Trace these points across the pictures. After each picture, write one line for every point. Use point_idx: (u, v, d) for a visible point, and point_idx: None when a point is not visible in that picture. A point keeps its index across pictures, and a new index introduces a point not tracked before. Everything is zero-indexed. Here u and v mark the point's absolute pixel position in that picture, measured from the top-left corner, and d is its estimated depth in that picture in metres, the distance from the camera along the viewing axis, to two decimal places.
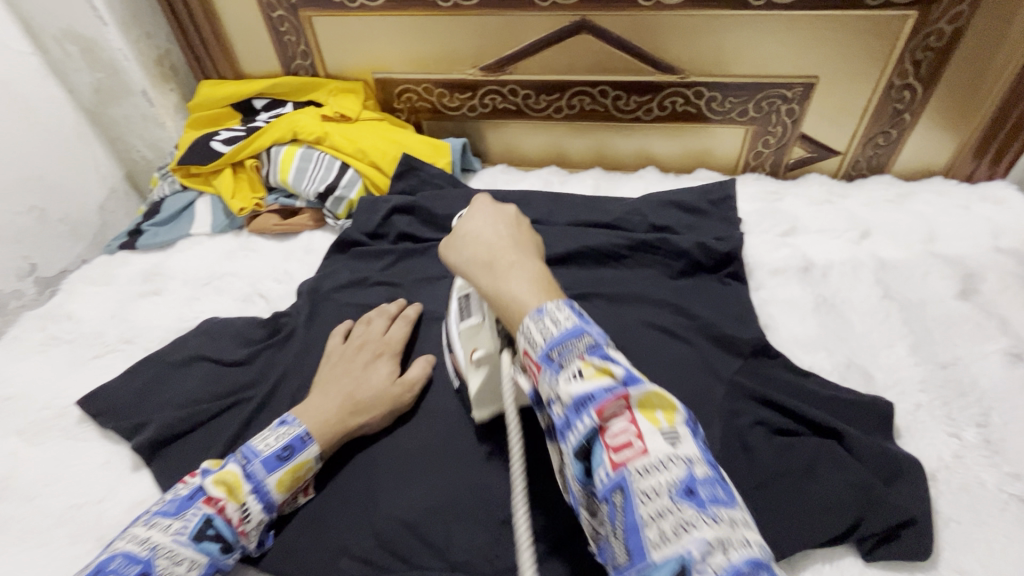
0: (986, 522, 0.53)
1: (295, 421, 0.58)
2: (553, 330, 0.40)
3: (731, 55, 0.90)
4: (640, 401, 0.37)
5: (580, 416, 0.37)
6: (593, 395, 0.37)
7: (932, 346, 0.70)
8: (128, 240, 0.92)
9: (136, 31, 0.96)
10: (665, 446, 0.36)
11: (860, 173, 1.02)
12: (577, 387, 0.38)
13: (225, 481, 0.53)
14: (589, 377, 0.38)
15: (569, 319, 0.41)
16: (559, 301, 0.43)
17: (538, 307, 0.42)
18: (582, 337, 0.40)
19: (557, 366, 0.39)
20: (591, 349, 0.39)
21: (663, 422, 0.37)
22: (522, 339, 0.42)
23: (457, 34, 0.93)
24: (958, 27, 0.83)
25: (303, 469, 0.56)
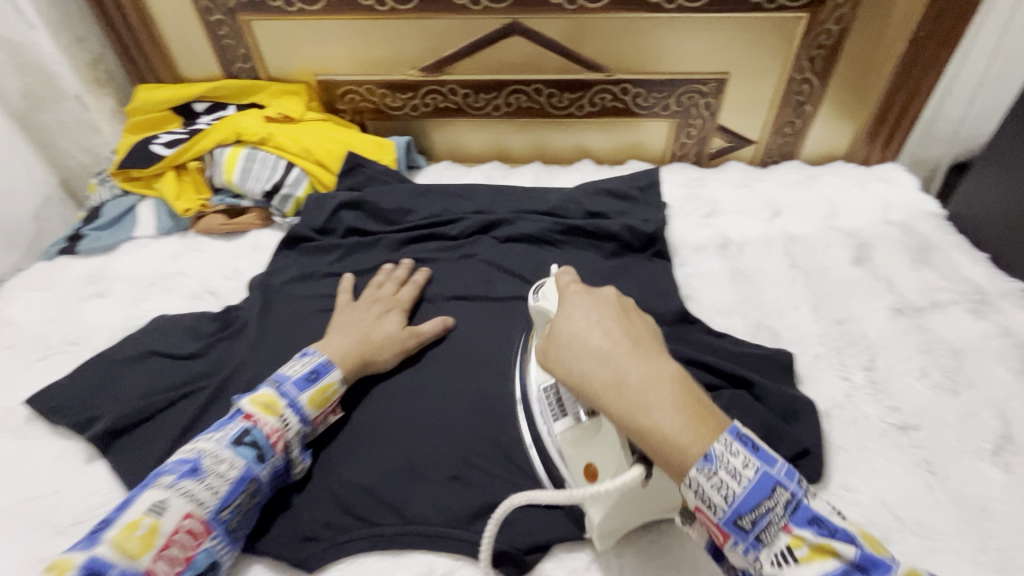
0: (869, 447, 0.62)
1: (316, 352, 0.65)
2: (735, 494, 0.38)
3: (650, 53, 0.98)
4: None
5: (769, 542, 0.38)
6: (785, 522, 0.37)
7: (830, 306, 0.79)
8: (67, 245, 0.91)
9: (67, 35, 0.96)
10: (844, 533, 0.37)
11: (774, 159, 1.13)
12: (761, 515, 0.38)
13: (261, 400, 0.58)
14: (804, 560, 0.36)
15: (730, 443, 0.38)
16: (721, 434, 0.39)
17: (705, 454, 0.38)
18: (773, 494, 0.38)
19: (739, 520, 0.38)
20: (774, 494, 0.38)
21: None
22: (692, 495, 0.39)
23: (395, 36, 0.98)
24: (842, 28, 0.94)
25: (330, 390, 0.62)
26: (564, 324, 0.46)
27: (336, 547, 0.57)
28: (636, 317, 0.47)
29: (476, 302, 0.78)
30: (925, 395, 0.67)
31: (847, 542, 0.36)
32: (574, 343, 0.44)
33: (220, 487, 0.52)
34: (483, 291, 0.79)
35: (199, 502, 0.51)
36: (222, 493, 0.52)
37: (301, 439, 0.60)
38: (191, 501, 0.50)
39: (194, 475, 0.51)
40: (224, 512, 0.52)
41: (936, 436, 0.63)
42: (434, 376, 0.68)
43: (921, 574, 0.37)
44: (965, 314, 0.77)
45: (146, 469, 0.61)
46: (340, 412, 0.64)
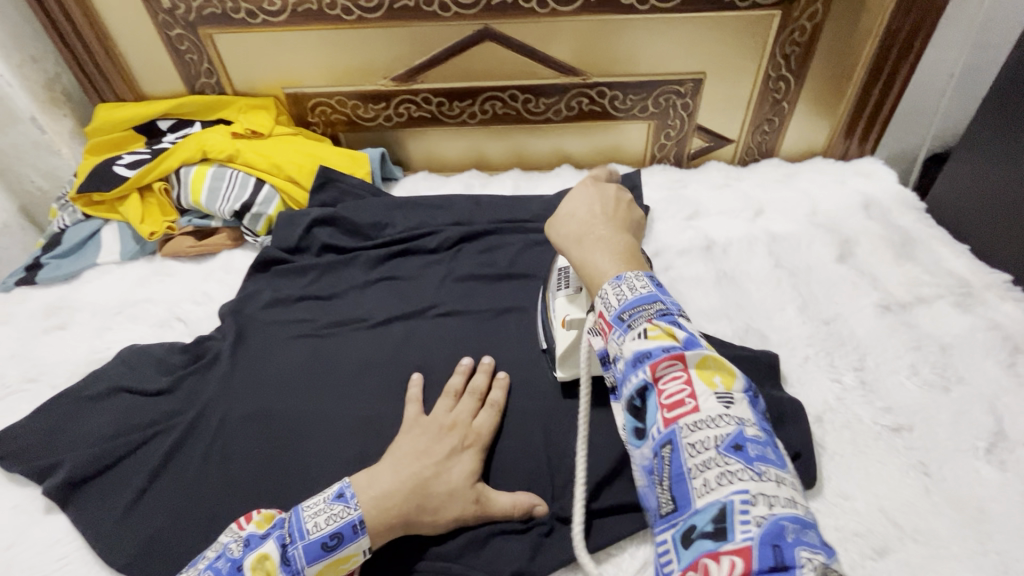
0: (864, 450, 0.61)
1: (352, 502, 0.52)
2: (627, 297, 0.47)
3: (625, 55, 0.97)
4: (698, 363, 0.42)
5: (636, 370, 0.43)
6: (652, 353, 0.43)
7: (816, 306, 0.78)
8: (26, 275, 0.87)
9: (19, 55, 0.92)
10: (716, 406, 0.40)
11: (753, 157, 1.12)
12: (639, 344, 0.44)
13: (264, 568, 0.49)
14: (651, 336, 0.44)
15: (643, 289, 0.48)
16: (642, 274, 0.50)
17: (616, 277, 0.50)
18: (653, 303, 0.46)
19: (627, 328, 0.45)
20: (659, 315, 0.45)
21: (719, 385, 0.41)
22: (600, 303, 0.49)
23: (364, 46, 0.95)
24: (816, 23, 0.93)
25: (347, 561, 0.51)
26: (569, 201, 0.61)
27: None
28: (626, 207, 0.62)
29: (456, 319, 0.75)
30: (916, 394, 0.67)
31: (756, 428, 0.40)
32: (566, 238, 0.58)
33: None
34: (465, 306, 0.77)
35: None
36: None
37: None
38: None
39: None
40: None
41: (930, 435, 0.62)
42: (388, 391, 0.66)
43: (745, 383, 0.43)
44: (951, 308, 0.77)
45: (113, 519, 0.58)
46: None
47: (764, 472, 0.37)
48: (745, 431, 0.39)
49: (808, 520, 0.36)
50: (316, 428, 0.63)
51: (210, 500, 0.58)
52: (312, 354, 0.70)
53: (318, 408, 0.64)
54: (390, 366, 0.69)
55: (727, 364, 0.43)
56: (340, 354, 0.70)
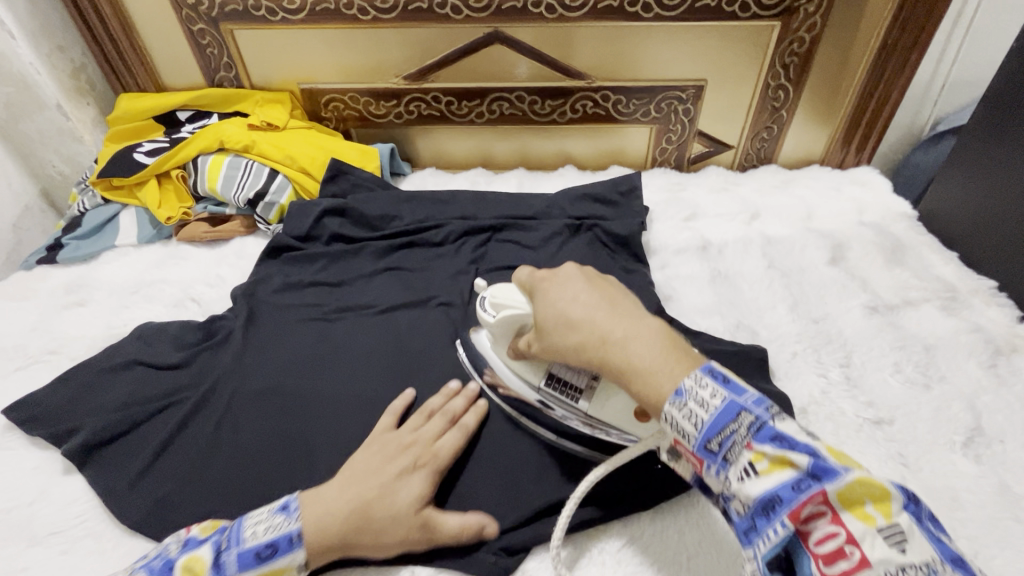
0: (845, 442, 0.64)
1: (293, 515, 0.53)
2: (705, 416, 0.43)
3: (630, 60, 1.00)
4: (843, 498, 0.39)
5: (770, 524, 0.39)
6: (782, 497, 0.39)
7: (806, 305, 0.81)
8: (46, 255, 0.90)
9: (48, 44, 0.96)
10: (892, 555, 0.36)
11: (752, 164, 1.15)
12: (759, 488, 0.40)
13: (192, 568, 0.50)
14: (765, 475, 0.40)
15: (718, 397, 0.43)
16: (699, 370, 0.45)
17: (676, 389, 0.44)
18: (739, 417, 0.42)
19: (724, 461, 0.42)
20: (757, 431, 0.42)
21: (879, 520, 0.38)
22: (670, 428, 0.44)
23: (378, 45, 0.99)
24: (814, 35, 0.97)
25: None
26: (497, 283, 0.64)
27: None
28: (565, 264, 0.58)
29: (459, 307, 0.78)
30: (899, 391, 0.69)
31: (952, 569, 0.37)
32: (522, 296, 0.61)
33: None
34: (467, 295, 0.80)
35: None
36: None
37: None
38: None
39: None
40: None
41: (910, 430, 0.65)
42: (387, 375, 0.69)
43: (901, 499, 0.39)
44: (937, 311, 0.79)
45: (125, 481, 0.61)
46: None
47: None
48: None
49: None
50: (322, 405, 0.66)
51: (220, 466, 0.61)
52: (320, 335, 0.74)
53: (323, 386, 0.68)
54: (394, 350, 0.72)
55: (873, 482, 0.39)
56: (347, 336, 0.74)
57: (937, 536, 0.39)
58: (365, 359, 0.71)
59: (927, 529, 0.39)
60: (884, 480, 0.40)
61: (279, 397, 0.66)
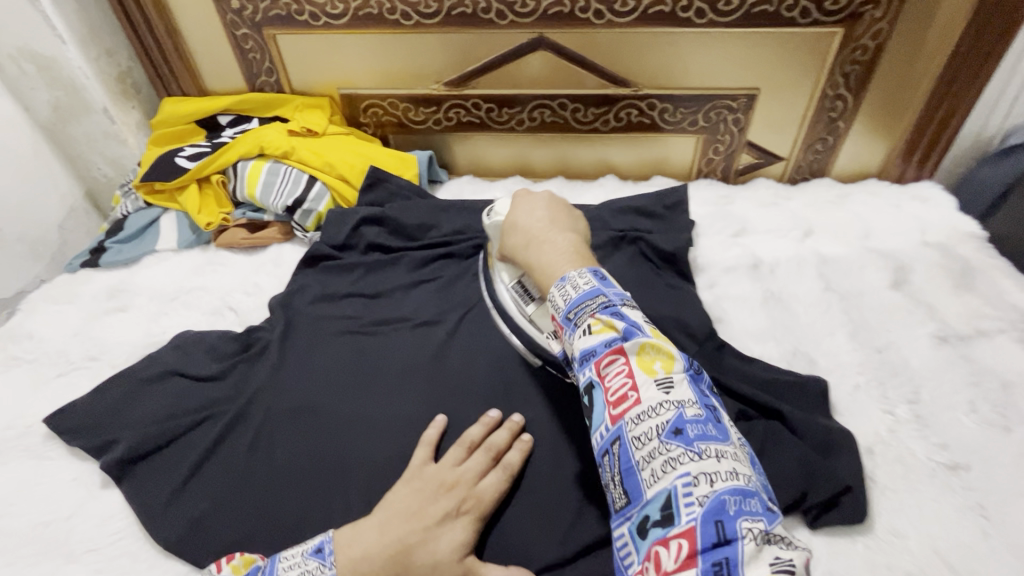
0: (916, 487, 0.59)
1: (327, 560, 0.53)
2: (573, 295, 0.56)
3: (678, 68, 0.96)
4: (637, 352, 0.51)
5: (585, 367, 0.52)
6: (596, 349, 0.52)
7: (868, 332, 0.76)
8: (90, 258, 0.91)
9: (97, 48, 0.96)
10: (657, 395, 0.49)
11: (803, 176, 1.09)
12: (588, 342, 0.53)
13: None
14: (595, 333, 0.52)
15: (586, 284, 0.57)
16: (585, 270, 0.58)
17: (562, 277, 0.58)
18: (595, 298, 0.55)
19: (574, 327, 0.55)
20: (603, 308, 0.54)
21: (659, 371, 0.50)
22: (550, 305, 0.58)
23: (420, 51, 0.97)
24: (879, 42, 0.91)
25: None
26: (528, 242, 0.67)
27: None
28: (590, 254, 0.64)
29: None
30: (975, 432, 0.64)
31: (698, 409, 0.48)
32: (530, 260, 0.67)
33: None
34: None
35: None
36: None
37: None
38: None
39: None
40: None
41: (988, 477, 0.60)
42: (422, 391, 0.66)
43: (682, 363, 0.52)
44: (1013, 344, 0.73)
45: (163, 498, 0.60)
46: None
47: (700, 449, 0.45)
48: (682, 410, 0.48)
49: (748, 488, 0.45)
50: (354, 421, 0.63)
51: (255, 488, 0.60)
52: (355, 348, 0.72)
53: (355, 404, 0.65)
54: (430, 366, 0.69)
55: (665, 348, 0.52)
56: (383, 351, 0.71)
57: (705, 396, 0.51)
58: (401, 375, 0.68)
59: (700, 392, 0.51)
60: (674, 350, 0.52)
61: (312, 412, 0.64)
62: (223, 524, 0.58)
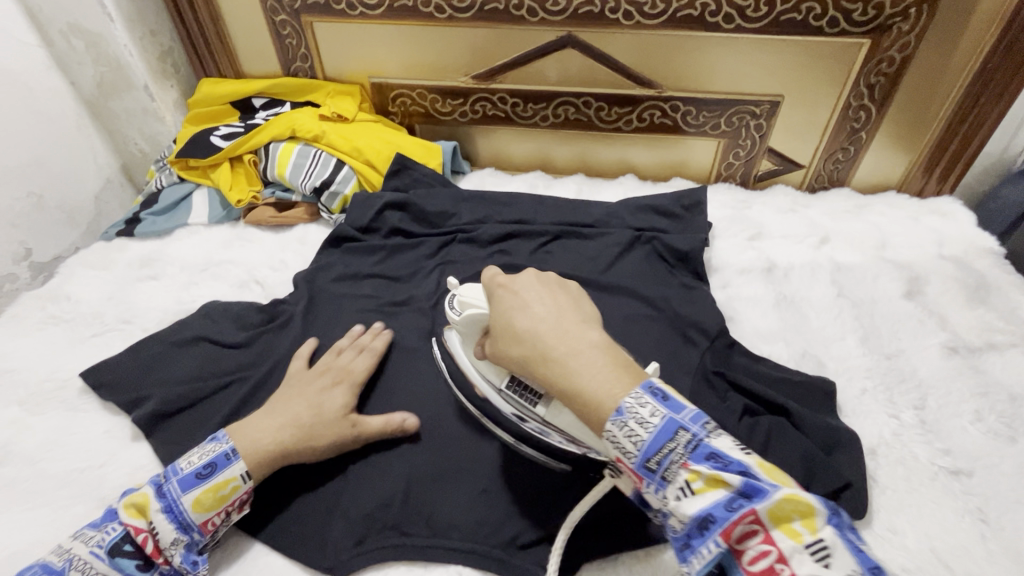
0: (918, 489, 0.60)
1: (222, 438, 0.58)
2: (644, 437, 0.42)
3: (703, 71, 0.97)
4: (773, 515, 0.38)
5: (704, 540, 0.39)
6: (714, 516, 0.39)
7: (878, 339, 0.77)
8: (125, 227, 0.95)
9: (142, 28, 1.00)
10: (817, 571, 0.35)
11: (822, 185, 1.10)
12: (694, 505, 0.40)
13: (134, 502, 0.54)
14: (701, 494, 0.40)
15: (657, 417, 0.42)
16: (639, 389, 0.44)
17: (617, 408, 0.43)
18: (676, 435, 0.41)
19: (661, 479, 0.42)
20: (692, 451, 0.41)
21: (806, 536, 0.37)
22: (612, 447, 0.43)
23: (450, 44, 0.99)
24: (906, 55, 0.91)
25: (226, 487, 0.55)
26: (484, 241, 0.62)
27: (369, 536, 0.58)
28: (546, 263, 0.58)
29: None
30: (979, 440, 0.65)
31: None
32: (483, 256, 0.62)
33: None
34: None
35: None
36: None
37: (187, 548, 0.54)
38: None
39: None
40: None
41: (991, 484, 0.61)
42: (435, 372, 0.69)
43: (828, 514, 0.38)
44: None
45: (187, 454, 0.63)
46: (244, 510, 0.58)
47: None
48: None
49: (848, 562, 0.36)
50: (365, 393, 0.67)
51: None
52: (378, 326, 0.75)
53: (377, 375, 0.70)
54: None
55: (803, 499, 0.38)
56: (402, 330, 0.75)
57: (858, 545, 0.37)
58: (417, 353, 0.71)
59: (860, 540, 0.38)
60: (811, 493, 0.39)
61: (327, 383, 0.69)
62: None
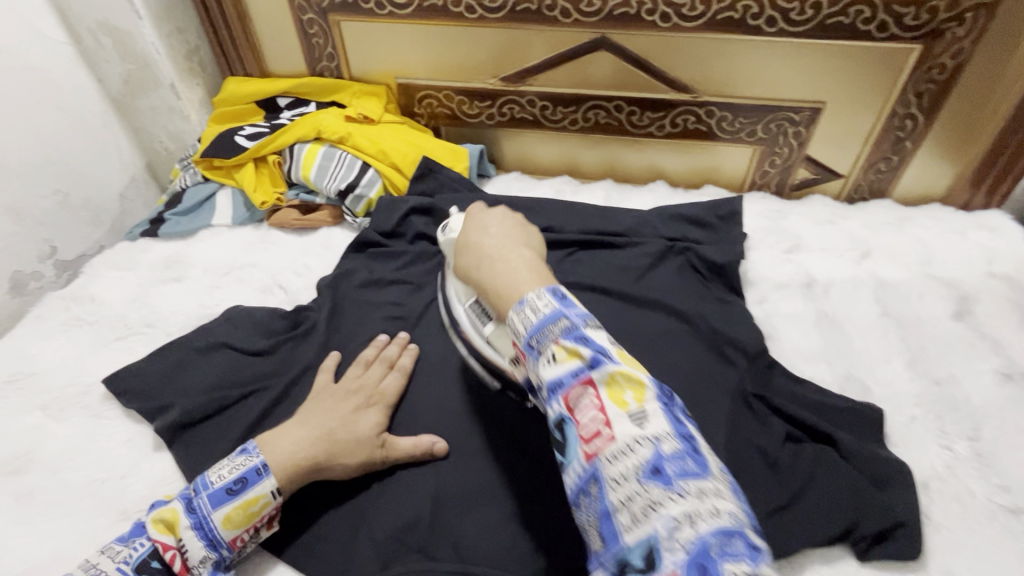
0: (975, 528, 0.57)
1: (252, 453, 0.57)
2: (534, 319, 0.46)
3: (741, 76, 0.93)
4: (606, 381, 0.42)
5: (552, 401, 0.43)
6: (563, 381, 0.43)
7: (927, 362, 0.73)
8: (149, 228, 0.94)
9: (169, 26, 0.99)
10: (632, 430, 0.40)
11: (862, 196, 1.06)
12: (552, 371, 0.43)
13: (164, 517, 0.53)
14: (560, 361, 0.43)
15: (547, 305, 0.47)
16: (542, 289, 0.48)
17: (519, 299, 0.48)
18: (557, 321, 0.45)
19: (537, 354, 0.45)
20: (567, 332, 0.44)
21: (630, 402, 0.41)
22: (511, 332, 0.48)
23: (479, 45, 0.97)
24: (959, 61, 0.87)
25: (256, 504, 0.54)
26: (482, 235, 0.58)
27: (396, 559, 0.56)
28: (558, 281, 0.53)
29: None
30: None
31: (675, 441, 0.40)
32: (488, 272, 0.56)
33: None
34: None
35: None
36: None
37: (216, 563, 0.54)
38: None
39: None
40: None
41: None
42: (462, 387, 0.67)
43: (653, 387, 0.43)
44: None
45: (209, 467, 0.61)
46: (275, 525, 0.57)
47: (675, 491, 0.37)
48: (663, 450, 0.40)
49: (734, 526, 0.36)
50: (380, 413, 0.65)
51: None
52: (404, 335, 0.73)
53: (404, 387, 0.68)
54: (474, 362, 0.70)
55: (637, 376, 0.43)
56: (427, 341, 0.73)
57: (681, 420, 0.43)
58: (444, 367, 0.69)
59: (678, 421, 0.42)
60: (642, 373, 0.44)
61: None
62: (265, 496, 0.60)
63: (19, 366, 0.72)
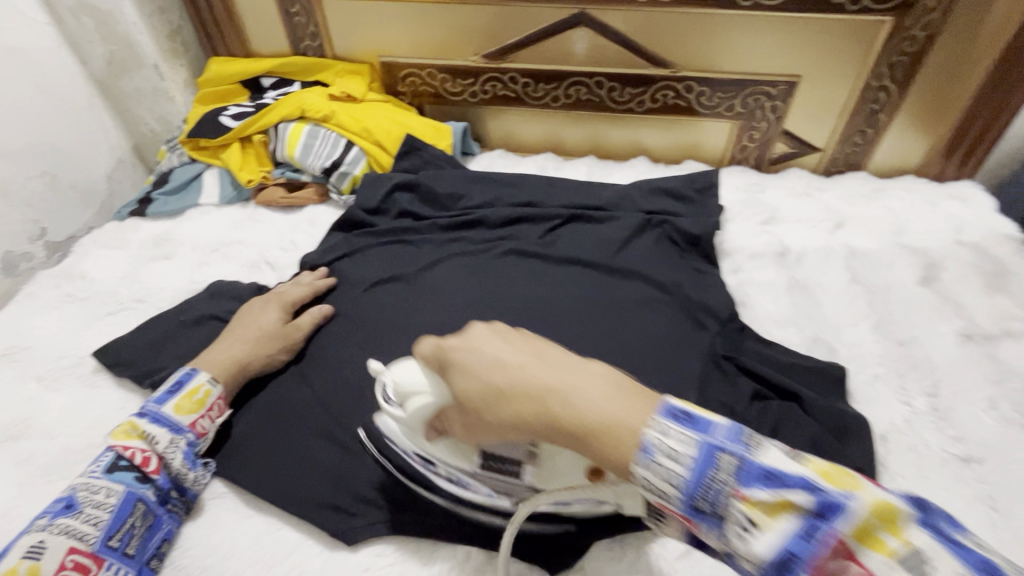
0: (928, 476, 0.60)
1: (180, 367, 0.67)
2: (682, 469, 0.35)
3: (719, 51, 0.95)
4: (851, 532, 0.30)
5: None
6: (792, 550, 0.31)
7: (891, 325, 0.76)
8: (137, 207, 0.96)
9: (150, 5, 0.99)
10: None
11: (838, 169, 1.08)
12: (764, 544, 0.32)
13: (121, 429, 0.60)
14: (766, 524, 0.32)
15: (690, 442, 0.36)
16: (658, 415, 0.38)
17: (641, 444, 0.37)
18: (718, 461, 0.35)
19: (717, 518, 0.35)
20: (739, 473, 0.34)
21: (894, 545, 0.30)
22: (649, 492, 0.37)
23: (460, 22, 0.98)
24: (930, 34, 0.89)
25: (197, 391, 0.63)
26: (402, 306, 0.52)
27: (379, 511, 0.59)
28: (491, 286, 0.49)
29: (521, 296, 0.78)
30: (992, 427, 0.64)
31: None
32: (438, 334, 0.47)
33: (102, 516, 0.53)
34: (533, 285, 0.80)
35: (81, 535, 0.51)
36: (104, 521, 0.53)
37: (182, 448, 0.60)
38: (73, 537, 0.51)
39: (68, 512, 0.52)
40: (114, 538, 0.53)
41: (1003, 471, 0.60)
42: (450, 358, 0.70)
43: (913, 512, 0.31)
44: None
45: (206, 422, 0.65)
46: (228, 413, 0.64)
47: None
48: None
49: None
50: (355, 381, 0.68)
51: (293, 418, 0.66)
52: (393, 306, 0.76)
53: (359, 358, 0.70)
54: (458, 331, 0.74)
55: (888, 501, 0.31)
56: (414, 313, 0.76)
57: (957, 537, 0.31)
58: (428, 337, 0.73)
59: (953, 523, 0.31)
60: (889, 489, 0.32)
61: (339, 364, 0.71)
62: (256, 448, 0.64)
63: (13, 340, 0.74)
